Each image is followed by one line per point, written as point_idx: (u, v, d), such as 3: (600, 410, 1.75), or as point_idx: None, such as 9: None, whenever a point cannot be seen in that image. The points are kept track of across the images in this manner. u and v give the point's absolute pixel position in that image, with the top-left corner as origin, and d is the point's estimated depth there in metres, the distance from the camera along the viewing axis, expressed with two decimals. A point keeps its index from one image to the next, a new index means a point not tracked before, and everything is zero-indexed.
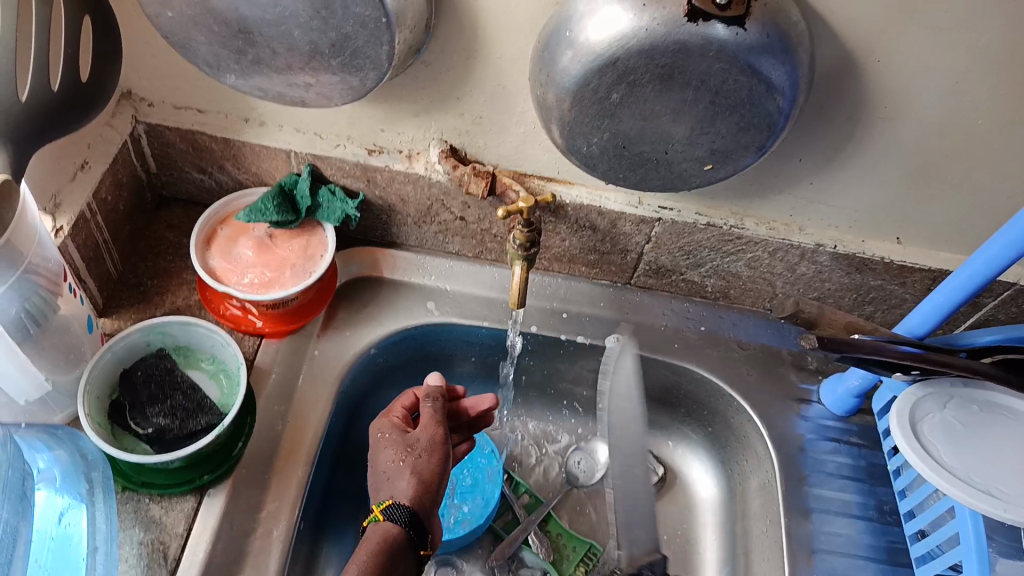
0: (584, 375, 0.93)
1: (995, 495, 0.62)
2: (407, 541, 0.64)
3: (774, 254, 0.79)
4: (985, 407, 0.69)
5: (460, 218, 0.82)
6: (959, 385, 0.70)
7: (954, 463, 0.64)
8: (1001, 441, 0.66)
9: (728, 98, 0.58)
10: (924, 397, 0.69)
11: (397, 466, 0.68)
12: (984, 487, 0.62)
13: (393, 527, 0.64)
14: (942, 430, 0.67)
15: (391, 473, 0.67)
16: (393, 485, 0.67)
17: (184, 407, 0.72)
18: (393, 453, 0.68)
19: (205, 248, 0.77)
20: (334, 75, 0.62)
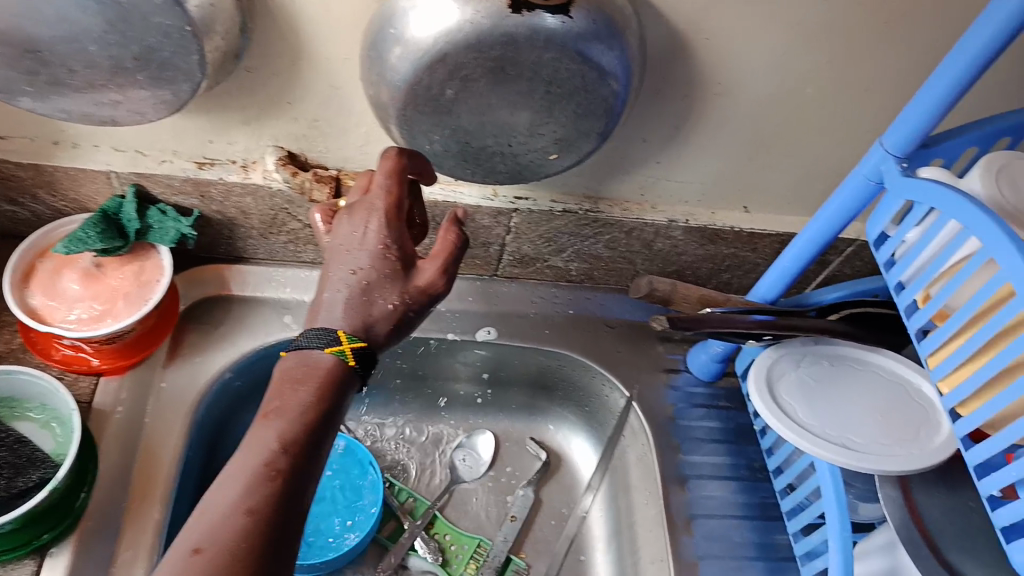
0: (460, 370, 0.91)
1: (853, 445, 0.64)
2: (350, 378, 0.54)
3: (630, 233, 0.80)
4: (834, 361, 0.72)
5: (309, 226, 0.77)
6: (810, 343, 0.72)
7: (812, 419, 0.66)
8: (855, 393, 0.69)
9: (563, 87, 0.57)
10: (783, 358, 0.71)
11: (368, 243, 0.55)
12: (842, 439, 0.64)
13: (343, 362, 0.53)
14: (800, 389, 0.69)
15: (356, 246, 0.55)
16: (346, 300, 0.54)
17: (11, 464, 0.65)
18: (366, 252, 0.55)
19: (24, 285, 0.70)
20: (142, 90, 0.56)
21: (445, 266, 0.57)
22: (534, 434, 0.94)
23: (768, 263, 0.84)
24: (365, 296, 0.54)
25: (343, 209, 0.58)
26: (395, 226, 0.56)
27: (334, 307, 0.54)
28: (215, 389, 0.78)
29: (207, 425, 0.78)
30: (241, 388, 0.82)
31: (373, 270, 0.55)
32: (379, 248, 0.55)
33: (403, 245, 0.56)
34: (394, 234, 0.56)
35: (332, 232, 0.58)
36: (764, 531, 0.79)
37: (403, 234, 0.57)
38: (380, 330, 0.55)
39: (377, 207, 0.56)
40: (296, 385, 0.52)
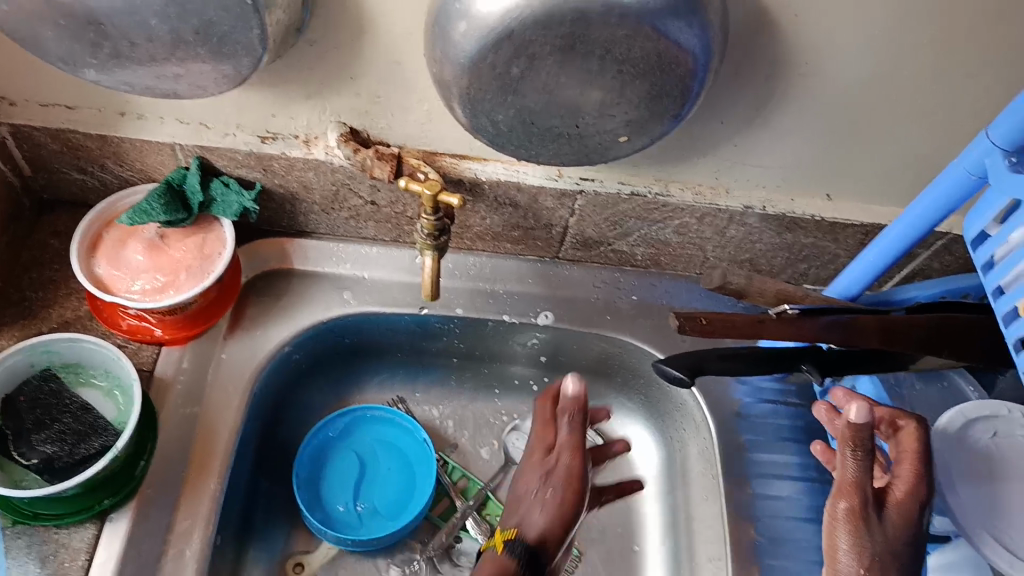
0: (518, 351, 0.89)
1: (1021, 551, 0.60)
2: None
3: (701, 219, 0.76)
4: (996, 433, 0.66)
5: (370, 203, 0.76)
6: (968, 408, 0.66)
7: (962, 489, 0.63)
8: (1004, 460, 0.64)
9: (636, 66, 0.53)
10: (974, 419, 0.66)
11: (555, 467, 0.69)
12: (995, 527, 0.61)
13: (508, 559, 0.62)
14: (962, 454, 0.65)
15: (549, 470, 0.68)
16: (528, 516, 0.66)
17: (74, 431, 0.66)
18: (556, 488, 0.67)
19: (91, 254, 0.71)
20: (204, 64, 0.55)
21: (573, 455, 0.69)
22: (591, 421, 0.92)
23: (851, 253, 0.79)
24: (556, 500, 0.66)
25: (533, 454, 0.71)
26: (575, 455, 0.69)
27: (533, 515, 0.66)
28: (273, 362, 0.78)
29: (265, 398, 0.79)
30: (298, 361, 0.82)
31: (554, 514, 0.65)
32: (554, 478, 0.68)
33: (578, 474, 0.68)
34: (564, 464, 0.69)
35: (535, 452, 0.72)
36: None
37: (575, 467, 0.68)
38: (546, 527, 0.65)
39: (560, 448, 0.70)
40: None
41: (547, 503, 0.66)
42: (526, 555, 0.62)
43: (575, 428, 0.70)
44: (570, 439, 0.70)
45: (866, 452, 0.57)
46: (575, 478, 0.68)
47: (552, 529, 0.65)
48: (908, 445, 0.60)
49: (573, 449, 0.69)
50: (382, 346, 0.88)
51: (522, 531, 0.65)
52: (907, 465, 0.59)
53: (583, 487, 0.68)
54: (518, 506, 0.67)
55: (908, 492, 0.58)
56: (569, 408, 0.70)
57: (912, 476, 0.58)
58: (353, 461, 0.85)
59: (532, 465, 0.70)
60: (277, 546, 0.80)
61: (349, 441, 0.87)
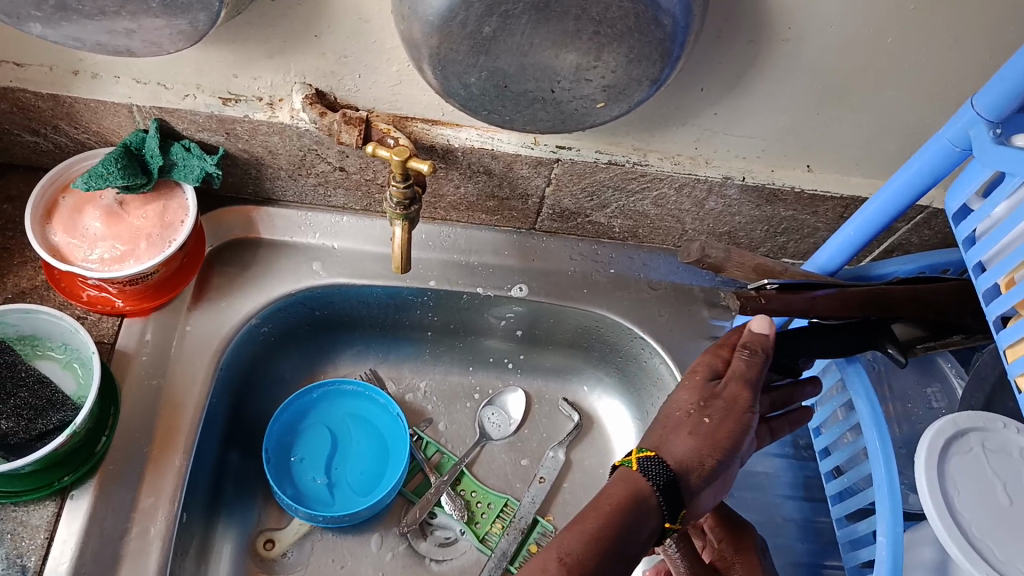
0: (493, 325, 0.87)
1: (1010, 574, 0.53)
2: (656, 506, 0.52)
3: (680, 190, 0.74)
4: (987, 446, 0.59)
5: (339, 169, 0.73)
6: (959, 415, 0.60)
7: (956, 503, 0.56)
8: (995, 473, 0.58)
9: (613, 27, 0.50)
10: (967, 430, 0.59)
11: (711, 403, 0.57)
12: (986, 544, 0.55)
13: (647, 483, 0.53)
14: (956, 467, 0.58)
15: (700, 404, 0.57)
16: (672, 437, 0.56)
17: (31, 406, 0.62)
18: (707, 421, 0.56)
19: (45, 221, 0.68)
20: (156, 18, 0.52)
21: (742, 382, 0.58)
22: (567, 395, 0.90)
23: (831, 227, 0.78)
24: (701, 423, 0.56)
25: (692, 373, 0.60)
26: (745, 387, 0.58)
27: (679, 443, 0.55)
28: (241, 334, 0.75)
29: (232, 371, 0.76)
30: (266, 334, 0.80)
31: (696, 440, 0.55)
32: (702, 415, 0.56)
33: (738, 409, 0.57)
34: (730, 392, 0.57)
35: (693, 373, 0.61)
36: (805, 513, 0.75)
37: (739, 399, 0.57)
38: (681, 455, 0.55)
39: (736, 379, 0.58)
40: (608, 510, 0.51)
41: (696, 430, 0.56)
42: (666, 480, 0.53)
43: (746, 363, 0.58)
44: (737, 371, 0.58)
45: None
46: (738, 420, 0.56)
47: (703, 457, 0.55)
48: (706, 513, 0.65)
49: (745, 385, 0.58)
50: (352, 318, 0.85)
51: (661, 453, 0.55)
52: (712, 528, 0.65)
53: (747, 417, 0.57)
54: (660, 426, 0.57)
55: (739, 551, 0.63)
56: (750, 343, 0.59)
57: (728, 535, 0.64)
58: (322, 435, 0.84)
59: (691, 385, 0.59)
60: (245, 523, 0.78)
61: (320, 414, 0.85)
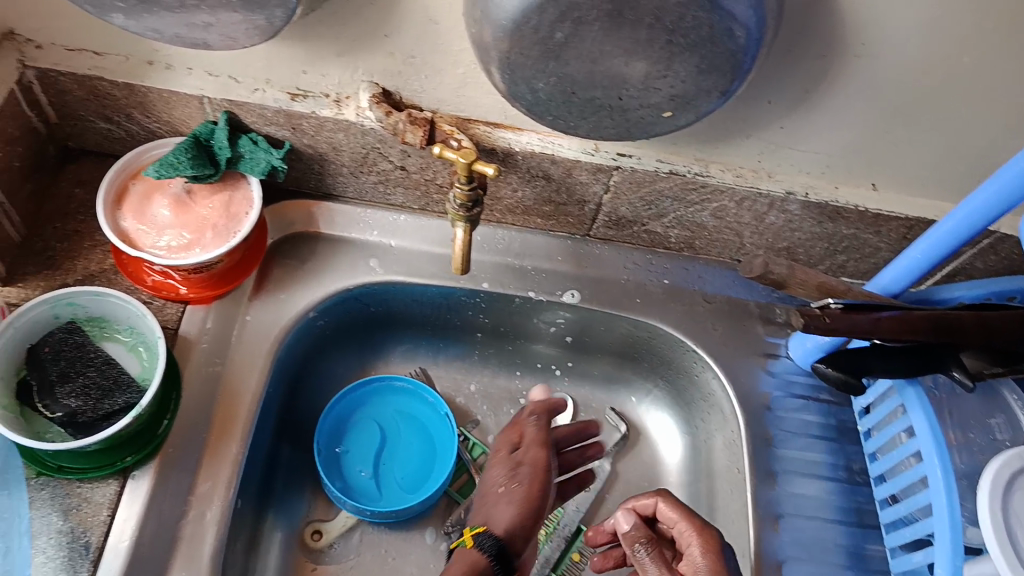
0: (542, 330, 0.87)
1: None
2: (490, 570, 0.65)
3: (741, 203, 0.73)
4: None
5: (400, 168, 0.74)
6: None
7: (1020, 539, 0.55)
8: None
9: (686, 37, 0.50)
10: None
11: (529, 480, 0.72)
12: None
13: (480, 555, 0.66)
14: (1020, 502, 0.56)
15: (511, 476, 0.73)
16: (492, 512, 0.71)
17: (98, 386, 0.64)
18: (515, 501, 0.71)
19: (117, 207, 0.70)
20: (234, 14, 0.53)
21: (545, 456, 0.74)
22: (614, 405, 0.89)
23: (893, 247, 0.76)
24: (521, 502, 0.71)
25: (509, 458, 0.75)
26: (542, 450, 0.74)
27: (501, 505, 0.71)
28: (297, 326, 0.77)
29: (287, 363, 0.77)
30: (321, 327, 0.81)
31: (519, 504, 0.70)
32: (521, 496, 0.71)
33: (545, 474, 0.73)
34: (535, 458, 0.73)
35: (511, 454, 0.75)
36: (855, 539, 0.73)
37: (540, 478, 0.72)
38: (506, 524, 0.69)
39: (535, 462, 0.73)
40: (480, 572, 0.65)
41: (512, 497, 0.71)
42: (496, 548, 0.67)
43: (538, 425, 0.76)
44: (530, 434, 0.76)
45: (645, 546, 0.66)
46: (537, 494, 0.72)
47: (519, 524, 0.69)
48: (676, 514, 0.67)
49: (542, 446, 0.75)
50: (403, 316, 0.86)
51: (490, 526, 0.69)
52: (688, 531, 0.66)
53: (547, 476, 0.73)
54: (483, 503, 0.72)
55: (704, 551, 0.63)
56: (536, 406, 0.78)
57: (699, 539, 0.64)
58: (372, 430, 0.84)
59: (499, 460, 0.75)
60: (293, 514, 0.79)
61: (370, 409, 0.85)
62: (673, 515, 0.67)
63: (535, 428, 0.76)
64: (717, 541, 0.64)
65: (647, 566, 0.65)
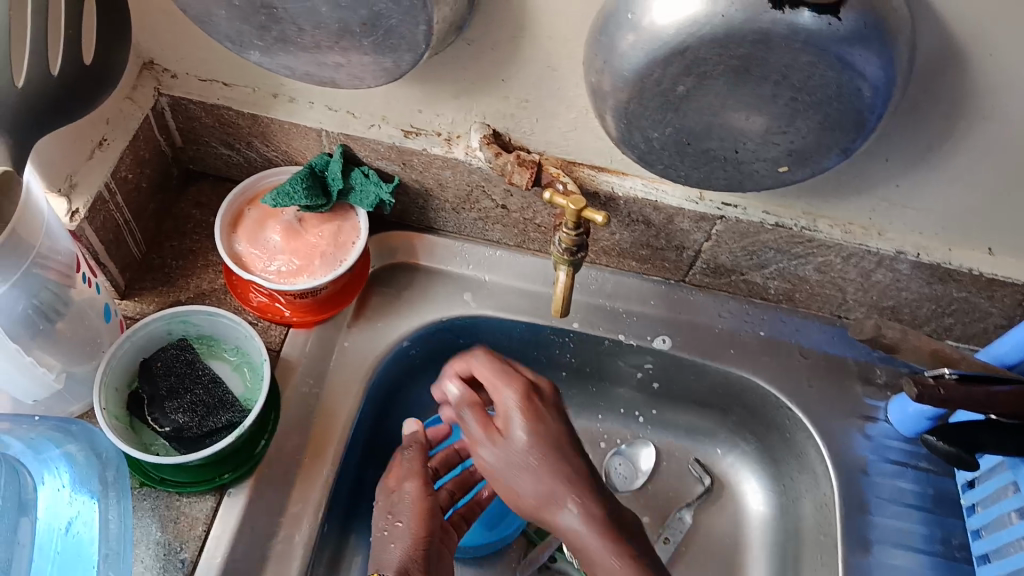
0: (629, 374, 0.86)
1: None
2: None
3: (848, 259, 0.71)
4: None
5: (501, 206, 0.75)
6: None
7: None
8: None
9: (812, 95, 0.50)
10: None
11: (412, 519, 0.67)
12: None
13: None
14: None
15: (393, 518, 0.68)
16: (389, 548, 0.66)
17: (204, 403, 0.67)
18: (405, 539, 0.66)
19: (232, 230, 0.73)
20: (365, 55, 0.55)
21: (420, 488, 0.70)
22: (698, 455, 0.87)
23: (1006, 313, 0.73)
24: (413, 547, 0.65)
25: (383, 499, 0.70)
26: (421, 483, 0.70)
27: (398, 547, 0.65)
28: (391, 355, 0.78)
29: (378, 390, 0.79)
30: (413, 357, 0.82)
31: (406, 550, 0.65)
32: (412, 537, 0.66)
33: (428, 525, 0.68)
34: (416, 493, 0.69)
35: (398, 487, 0.70)
36: None
37: (420, 515, 0.68)
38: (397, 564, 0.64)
39: (413, 497, 0.69)
40: (418, 552, 0.65)
41: (401, 539, 0.66)
42: None
43: (414, 459, 0.72)
44: (409, 469, 0.71)
45: (467, 403, 0.65)
46: (426, 532, 0.67)
47: (409, 559, 0.64)
48: (485, 367, 0.67)
49: (421, 480, 0.71)
50: None
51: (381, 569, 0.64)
52: (517, 404, 0.64)
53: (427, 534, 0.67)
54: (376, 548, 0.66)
55: (520, 395, 0.64)
56: (407, 444, 0.73)
57: (544, 426, 0.63)
58: None
59: (383, 501, 0.70)
60: None
61: None
62: (557, 401, 0.66)
63: (412, 454, 0.72)
64: (585, 470, 0.62)
65: (474, 431, 0.63)
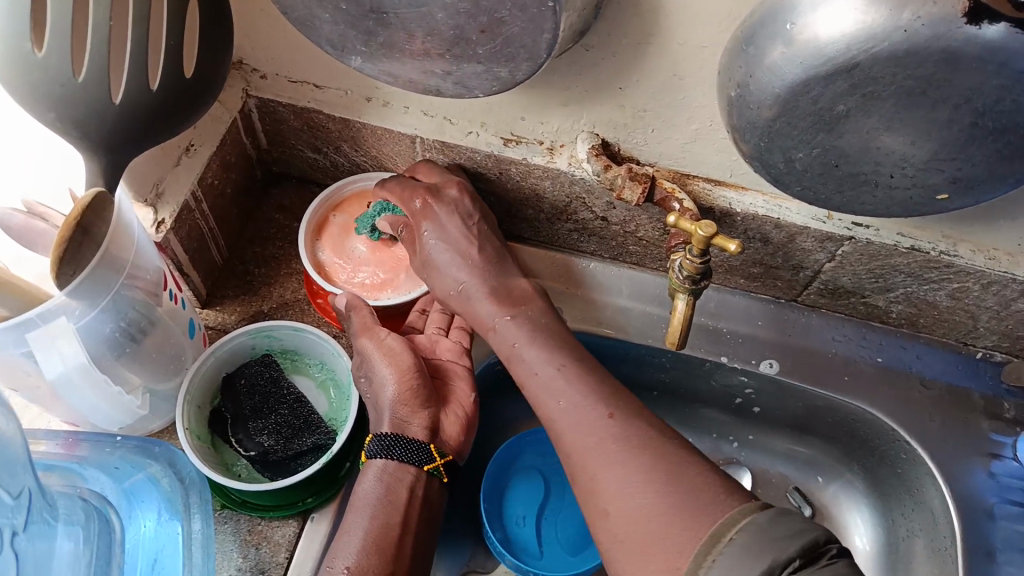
0: (726, 395, 0.80)
1: None
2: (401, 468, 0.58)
3: (988, 287, 0.65)
4: None
5: (601, 219, 0.70)
6: None
7: None
8: None
9: (998, 120, 0.43)
10: None
11: (383, 377, 0.61)
12: None
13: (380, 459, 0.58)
14: None
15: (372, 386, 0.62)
16: (379, 413, 0.61)
17: (289, 425, 0.64)
18: (386, 404, 0.60)
19: (315, 237, 0.69)
20: (479, 65, 0.50)
21: (378, 342, 0.62)
22: (798, 485, 0.81)
23: None
24: (393, 409, 0.60)
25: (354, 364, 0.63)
26: (369, 329, 0.62)
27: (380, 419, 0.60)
28: None
29: None
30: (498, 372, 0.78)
31: (392, 412, 0.60)
32: (390, 401, 0.60)
33: (410, 374, 0.61)
34: (381, 348, 0.61)
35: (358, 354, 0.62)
36: None
37: (390, 365, 0.61)
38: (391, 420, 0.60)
39: (381, 357, 0.61)
40: (408, 406, 0.60)
41: (379, 398, 0.61)
42: (392, 446, 0.58)
43: (356, 314, 0.63)
44: (355, 323, 0.63)
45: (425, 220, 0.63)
46: (411, 387, 0.60)
47: (400, 421, 0.60)
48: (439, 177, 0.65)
49: (367, 323, 0.62)
50: None
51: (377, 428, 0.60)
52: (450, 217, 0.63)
53: (411, 376, 0.61)
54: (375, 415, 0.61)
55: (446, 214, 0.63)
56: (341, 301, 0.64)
57: (532, 341, 0.59)
58: (533, 485, 0.80)
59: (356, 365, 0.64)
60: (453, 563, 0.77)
61: (532, 458, 0.81)
62: (472, 210, 0.64)
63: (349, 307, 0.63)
64: (542, 313, 0.62)
65: (441, 249, 0.63)
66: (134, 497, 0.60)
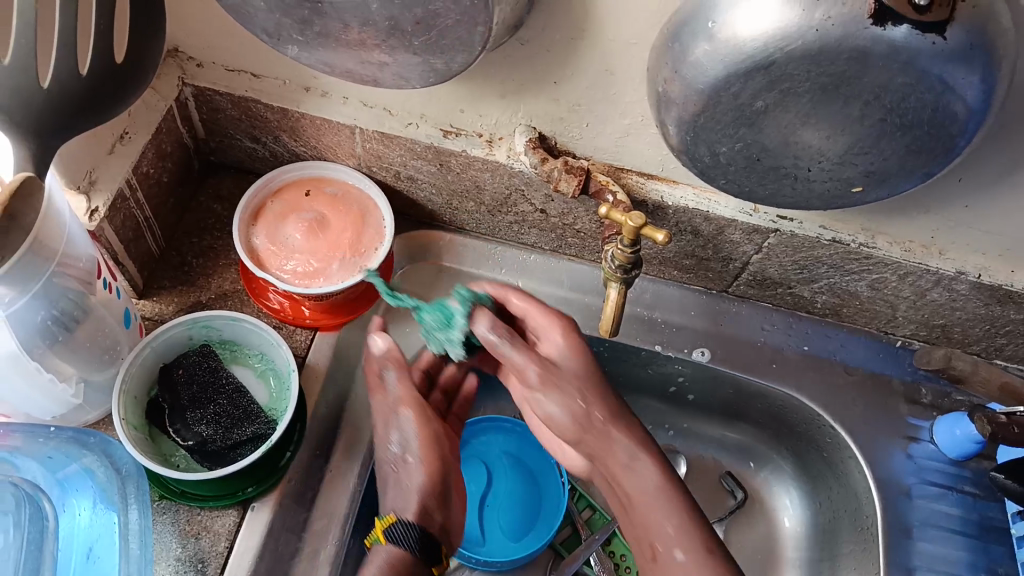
0: (661, 384, 0.83)
1: None
2: (413, 563, 0.60)
3: (904, 278, 0.68)
4: None
5: (540, 211, 0.72)
6: None
7: None
8: None
9: (904, 116, 0.46)
10: None
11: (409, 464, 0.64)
12: None
13: (398, 550, 0.60)
14: None
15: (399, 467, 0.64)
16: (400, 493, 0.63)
17: (228, 415, 0.64)
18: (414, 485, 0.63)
19: (252, 222, 0.69)
20: (414, 56, 0.51)
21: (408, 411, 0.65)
22: (731, 469, 0.84)
23: None
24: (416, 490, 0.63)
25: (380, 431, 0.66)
26: (411, 400, 0.66)
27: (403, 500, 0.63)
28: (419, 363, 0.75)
29: None
30: None
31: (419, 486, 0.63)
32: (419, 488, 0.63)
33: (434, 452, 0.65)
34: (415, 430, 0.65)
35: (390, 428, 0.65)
36: None
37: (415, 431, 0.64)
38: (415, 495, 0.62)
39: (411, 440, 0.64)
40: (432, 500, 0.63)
41: (406, 472, 0.63)
42: (414, 539, 0.60)
43: (399, 381, 0.66)
44: (397, 392, 0.66)
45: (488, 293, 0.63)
46: (439, 479, 0.64)
47: (425, 505, 0.62)
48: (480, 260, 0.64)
49: (412, 395, 0.66)
50: None
51: (398, 514, 0.62)
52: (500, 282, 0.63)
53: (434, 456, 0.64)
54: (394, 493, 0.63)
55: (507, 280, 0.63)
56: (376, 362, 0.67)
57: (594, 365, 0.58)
58: (474, 475, 0.81)
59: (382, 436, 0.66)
60: None
61: (475, 448, 0.82)
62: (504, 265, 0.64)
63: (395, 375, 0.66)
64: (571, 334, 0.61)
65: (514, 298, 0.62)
66: (67, 486, 0.58)
